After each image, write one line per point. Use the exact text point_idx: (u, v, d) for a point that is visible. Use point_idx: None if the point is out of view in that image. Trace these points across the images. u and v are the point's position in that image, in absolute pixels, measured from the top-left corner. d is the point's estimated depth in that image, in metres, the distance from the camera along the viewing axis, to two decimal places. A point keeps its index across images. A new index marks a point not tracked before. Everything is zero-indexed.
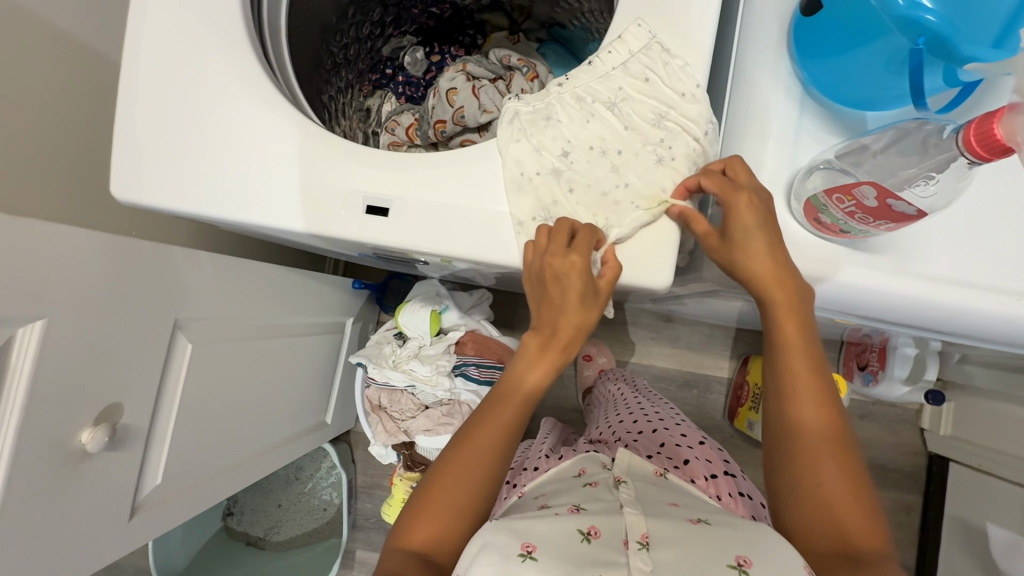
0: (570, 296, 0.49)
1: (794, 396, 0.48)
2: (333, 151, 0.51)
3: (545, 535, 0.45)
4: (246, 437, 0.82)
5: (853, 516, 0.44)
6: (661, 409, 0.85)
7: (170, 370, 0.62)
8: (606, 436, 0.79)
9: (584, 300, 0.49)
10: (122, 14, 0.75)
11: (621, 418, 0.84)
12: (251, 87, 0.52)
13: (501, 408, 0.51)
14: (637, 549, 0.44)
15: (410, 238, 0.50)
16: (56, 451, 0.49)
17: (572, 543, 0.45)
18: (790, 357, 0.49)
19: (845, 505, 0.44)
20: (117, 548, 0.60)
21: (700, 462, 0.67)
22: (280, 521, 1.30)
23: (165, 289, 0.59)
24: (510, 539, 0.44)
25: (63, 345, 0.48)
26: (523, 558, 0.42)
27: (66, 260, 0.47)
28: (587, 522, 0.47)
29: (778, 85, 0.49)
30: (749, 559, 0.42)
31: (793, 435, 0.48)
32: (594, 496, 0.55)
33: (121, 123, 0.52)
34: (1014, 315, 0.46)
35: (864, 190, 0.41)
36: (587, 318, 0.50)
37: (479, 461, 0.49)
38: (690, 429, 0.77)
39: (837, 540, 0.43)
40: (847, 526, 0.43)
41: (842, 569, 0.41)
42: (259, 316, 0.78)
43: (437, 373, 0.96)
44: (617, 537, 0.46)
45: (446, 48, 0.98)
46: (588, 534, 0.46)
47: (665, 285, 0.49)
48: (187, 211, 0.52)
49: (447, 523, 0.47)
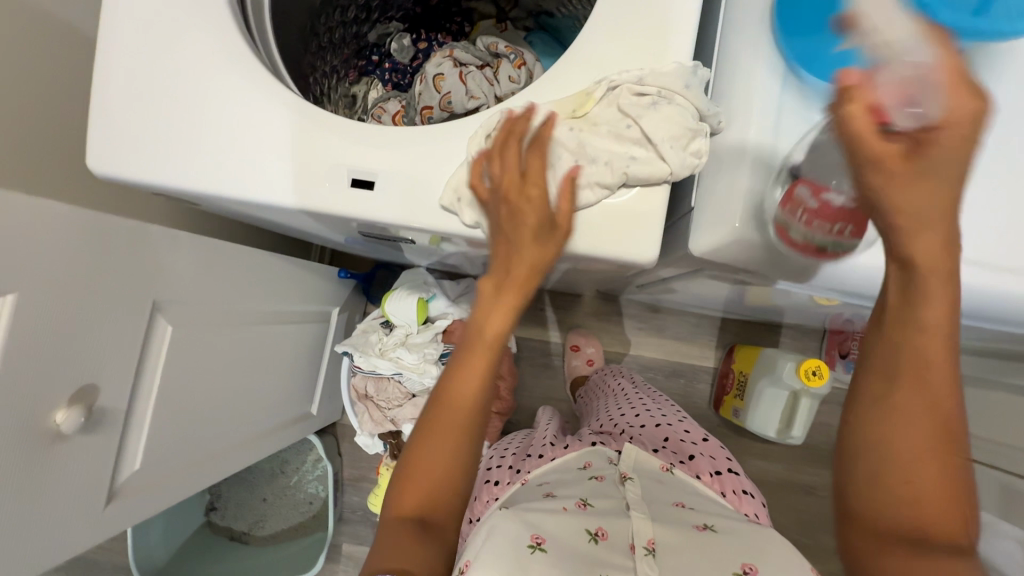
0: (528, 225, 0.45)
1: (898, 375, 0.40)
2: (317, 125, 0.50)
3: (557, 532, 0.52)
4: (228, 425, 0.81)
5: (935, 514, 0.39)
6: (663, 406, 0.86)
7: (149, 352, 0.61)
8: (610, 428, 0.80)
9: (540, 232, 0.45)
10: None
11: (622, 412, 0.85)
12: (234, 60, 0.51)
13: (475, 357, 0.48)
14: (644, 554, 0.50)
15: (396, 211, 0.49)
16: (28, 431, 0.48)
17: (581, 543, 0.51)
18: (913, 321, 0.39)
19: (940, 506, 0.39)
20: (94, 535, 0.58)
21: (705, 458, 0.70)
22: (264, 515, 1.28)
23: (146, 269, 0.58)
24: (522, 532, 0.51)
25: (35, 322, 0.47)
26: (534, 550, 0.49)
27: (37, 234, 0.46)
28: (595, 524, 0.54)
29: (763, 61, 0.49)
30: (754, 567, 0.48)
31: (894, 398, 0.40)
32: (602, 491, 0.60)
33: (97, 91, 0.51)
34: (995, 288, 0.46)
35: (800, 191, 0.43)
36: (535, 267, 0.46)
37: (461, 430, 0.47)
38: (692, 426, 0.79)
39: (915, 528, 0.39)
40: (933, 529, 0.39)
41: (903, 554, 0.39)
42: (241, 300, 0.77)
43: (425, 360, 0.95)
44: (624, 540, 0.53)
45: (433, 36, 0.97)
46: (596, 535, 0.53)
47: (654, 257, 0.47)
48: (169, 184, 0.51)
49: (427, 493, 0.47)
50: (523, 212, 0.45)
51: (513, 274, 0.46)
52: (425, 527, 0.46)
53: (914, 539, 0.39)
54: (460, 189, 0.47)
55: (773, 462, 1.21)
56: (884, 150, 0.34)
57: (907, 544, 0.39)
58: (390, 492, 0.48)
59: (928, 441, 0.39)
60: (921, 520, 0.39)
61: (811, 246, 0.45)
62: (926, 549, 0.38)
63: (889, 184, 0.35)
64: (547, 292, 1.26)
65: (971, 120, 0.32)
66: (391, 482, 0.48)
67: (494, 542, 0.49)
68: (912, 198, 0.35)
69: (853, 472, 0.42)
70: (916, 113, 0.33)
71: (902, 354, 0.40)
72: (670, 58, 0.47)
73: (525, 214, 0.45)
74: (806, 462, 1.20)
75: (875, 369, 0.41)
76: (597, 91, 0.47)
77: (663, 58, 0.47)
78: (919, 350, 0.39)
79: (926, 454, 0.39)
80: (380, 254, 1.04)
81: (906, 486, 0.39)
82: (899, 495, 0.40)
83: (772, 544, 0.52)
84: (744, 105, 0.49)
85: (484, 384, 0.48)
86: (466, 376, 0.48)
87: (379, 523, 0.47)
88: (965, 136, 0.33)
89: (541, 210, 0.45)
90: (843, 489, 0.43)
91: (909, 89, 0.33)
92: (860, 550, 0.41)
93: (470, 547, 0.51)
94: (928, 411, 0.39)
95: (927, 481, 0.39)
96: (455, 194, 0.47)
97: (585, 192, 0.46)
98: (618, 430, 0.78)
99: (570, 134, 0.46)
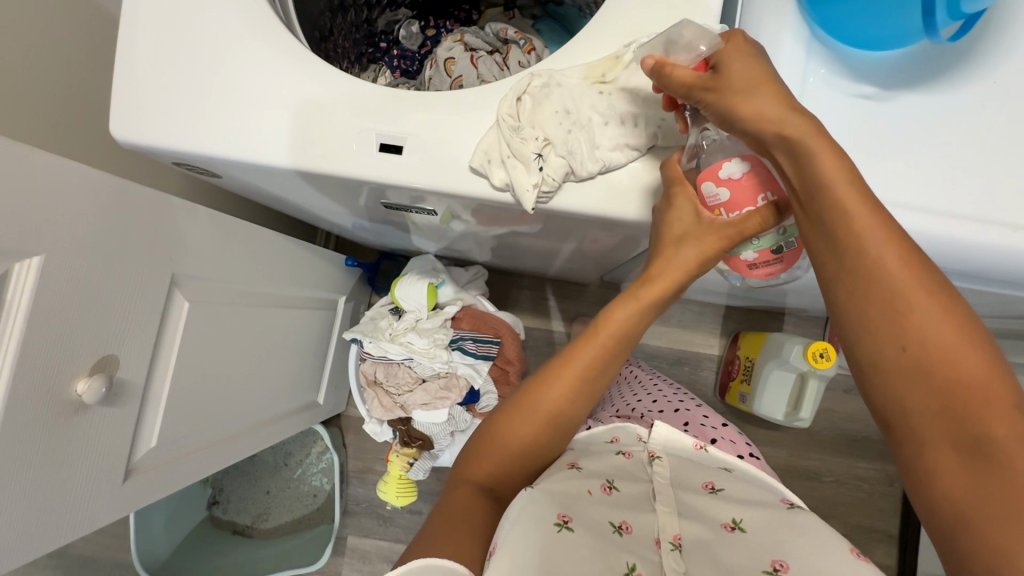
0: (683, 218, 0.47)
1: (854, 280, 0.41)
2: (341, 92, 0.50)
3: (583, 514, 0.49)
4: (241, 408, 0.80)
5: (976, 399, 0.37)
6: (678, 392, 0.88)
7: (167, 327, 0.60)
8: (628, 412, 0.81)
9: (698, 222, 0.47)
10: None
11: (639, 397, 0.86)
12: (259, 30, 0.52)
13: (590, 346, 0.58)
14: (670, 550, 0.49)
15: (423, 176, 0.50)
16: (51, 399, 0.47)
17: (606, 533, 0.49)
18: (843, 216, 0.41)
19: (973, 390, 0.37)
20: (110, 512, 0.58)
21: (727, 443, 0.73)
22: (268, 509, 1.26)
23: (165, 241, 0.58)
24: (548, 510, 0.48)
25: (60, 288, 0.46)
26: (560, 529, 0.46)
27: (63, 199, 0.46)
28: (619, 516, 0.51)
29: (784, 26, 0.49)
30: (785, 564, 0.45)
31: (870, 305, 0.41)
32: (629, 473, 0.59)
33: (122, 58, 0.52)
34: (1015, 248, 0.46)
35: (706, 191, 0.47)
36: (692, 269, 0.50)
37: (551, 409, 0.58)
38: (711, 410, 0.82)
39: (957, 425, 0.37)
40: (976, 419, 0.37)
41: (958, 460, 0.37)
42: (254, 281, 0.76)
43: (435, 345, 0.95)
44: (649, 534, 0.51)
45: (442, 23, 0.95)
46: (620, 528, 0.50)
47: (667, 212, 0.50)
48: (193, 151, 0.52)
49: (496, 466, 0.56)
50: (674, 209, 0.47)
51: (653, 275, 0.53)
52: (487, 492, 0.54)
53: (961, 441, 0.37)
54: (492, 151, 0.48)
55: (777, 448, 1.21)
56: (694, 77, 0.44)
57: (956, 449, 0.37)
58: (464, 459, 0.58)
59: (939, 335, 0.38)
60: (964, 420, 0.37)
61: (762, 249, 0.47)
62: (983, 455, 0.36)
63: (724, 96, 0.43)
64: (552, 281, 1.27)
65: (744, 55, 0.43)
66: (469, 450, 0.58)
67: (519, 518, 0.47)
68: (755, 107, 0.42)
69: (879, 393, 0.41)
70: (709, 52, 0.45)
71: (848, 255, 0.41)
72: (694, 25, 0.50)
73: (676, 210, 0.47)
74: (809, 447, 1.21)
75: (840, 282, 0.42)
76: (626, 56, 0.50)
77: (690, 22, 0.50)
78: (864, 249, 0.40)
79: (938, 349, 0.38)
80: (388, 241, 1.04)
81: (934, 389, 0.38)
82: (928, 399, 0.38)
83: (808, 528, 0.48)
84: None
85: (585, 380, 0.58)
86: (577, 364, 0.58)
87: (448, 480, 0.56)
88: (750, 66, 0.43)
89: (691, 211, 0.47)
90: (880, 412, 0.42)
91: (692, 42, 0.45)
92: (914, 471, 0.39)
93: (500, 522, 0.48)
94: (908, 304, 0.39)
95: (954, 374, 0.38)
96: (487, 154, 0.48)
97: (616, 153, 0.48)
98: (637, 413, 0.80)
99: (602, 98, 0.49)
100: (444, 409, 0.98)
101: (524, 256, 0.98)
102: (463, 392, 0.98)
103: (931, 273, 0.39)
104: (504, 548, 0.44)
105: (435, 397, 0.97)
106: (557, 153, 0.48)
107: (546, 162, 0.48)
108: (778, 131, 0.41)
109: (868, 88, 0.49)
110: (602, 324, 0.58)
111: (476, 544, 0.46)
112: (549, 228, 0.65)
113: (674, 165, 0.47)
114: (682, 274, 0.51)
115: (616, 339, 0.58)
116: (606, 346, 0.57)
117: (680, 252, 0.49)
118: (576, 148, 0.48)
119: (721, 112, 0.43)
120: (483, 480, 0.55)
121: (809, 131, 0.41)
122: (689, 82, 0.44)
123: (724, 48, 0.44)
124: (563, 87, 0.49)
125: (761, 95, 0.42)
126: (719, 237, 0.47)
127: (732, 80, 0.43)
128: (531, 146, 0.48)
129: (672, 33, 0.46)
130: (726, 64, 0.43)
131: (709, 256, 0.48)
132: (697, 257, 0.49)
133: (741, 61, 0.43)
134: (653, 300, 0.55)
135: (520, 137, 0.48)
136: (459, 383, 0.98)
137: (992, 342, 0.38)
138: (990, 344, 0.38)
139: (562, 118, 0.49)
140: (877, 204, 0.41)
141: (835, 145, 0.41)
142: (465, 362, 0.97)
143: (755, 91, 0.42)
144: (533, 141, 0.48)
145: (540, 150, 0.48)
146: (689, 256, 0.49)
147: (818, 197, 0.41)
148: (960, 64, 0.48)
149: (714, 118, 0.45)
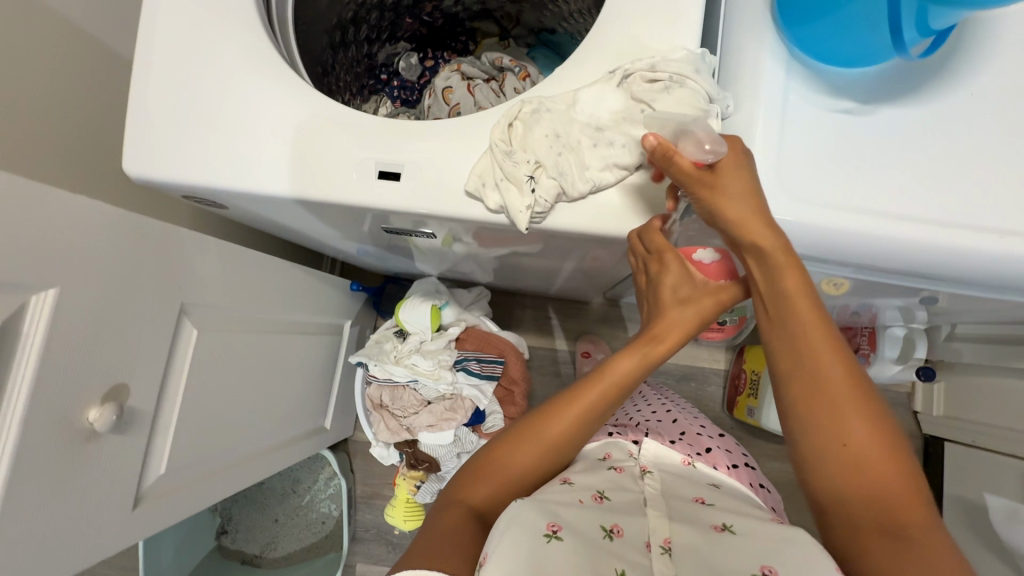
0: (671, 280, 0.51)
1: (804, 385, 0.46)
2: (336, 126, 0.53)
3: (574, 522, 0.49)
4: (249, 434, 0.81)
5: (898, 487, 0.43)
6: (678, 406, 0.87)
7: (176, 353, 0.62)
8: (624, 420, 0.82)
9: (684, 286, 0.51)
10: (110, 20, 0.76)
11: (639, 408, 0.86)
12: (261, 66, 0.55)
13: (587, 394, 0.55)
14: (660, 552, 0.48)
15: (419, 201, 0.52)
16: (63, 428, 0.48)
17: (596, 537, 0.48)
18: (803, 327, 0.45)
19: (897, 478, 0.43)
20: (119, 540, 0.58)
21: (721, 451, 0.72)
22: (276, 537, 1.26)
23: (173, 270, 0.60)
24: (537, 518, 0.47)
25: (73, 318, 0.48)
26: (549, 538, 0.45)
27: (73, 236, 0.47)
28: (610, 521, 0.51)
29: (763, 46, 0.52)
30: (774, 569, 0.45)
31: (819, 412, 0.45)
32: (621, 485, 0.59)
33: (134, 97, 0.55)
34: (1001, 252, 0.47)
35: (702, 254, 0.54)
36: (694, 329, 0.52)
37: (545, 454, 0.56)
38: (707, 421, 0.82)
39: (876, 510, 0.43)
40: (895, 512, 0.42)
41: (877, 534, 0.42)
42: (259, 308, 0.78)
43: (439, 367, 0.95)
44: (641, 536, 0.51)
45: (439, 54, 0.98)
46: (611, 532, 0.50)
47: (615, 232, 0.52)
48: (197, 184, 0.54)
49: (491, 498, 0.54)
50: (666, 268, 0.51)
51: (661, 336, 0.52)
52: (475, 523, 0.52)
53: (884, 524, 0.42)
54: (486, 176, 0.51)
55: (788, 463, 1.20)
56: (694, 170, 0.46)
57: (879, 525, 0.42)
58: (460, 482, 0.55)
59: (871, 443, 0.43)
60: (890, 510, 0.42)
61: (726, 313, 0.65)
62: (899, 535, 0.41)
63: (716, 197, 0.46)
64: (554, 300, 1.28)
65: (740, 162, 0.46)
66: (463, 474, 0.56)
67: (508, 530, 0.46)
68: (737, 212, 0.45)
69: (818, 483, 0.45)
70: (713, 153, 0.46)
71: (806, 363, 0.45)
72: (678, 46, 0.52)
73: (667, 269, 0.51)
74: None
75: (793, 386, 0.46)
76: (612, 80, 0.52)
77: (673, 45, 0.53)
78: (819, 364, 0.45)
79: (871, 455, 0.43)
80: (392, 265, 1.05)
81: (866, 486, 0.43)
82: (863, 495, 0.43)
83: (799, 541, 0.47)
84: (749, 85, 0.51)
85: (581, 431, 0.56)
86: (570, 413, 0.55)
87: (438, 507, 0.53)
88: (744, 176, 0.46)
89: (682, 266, 0.51)
90: (817, 502, 0.46)
91: (700, 138, 0.46)
92: (848, 549, 0.44)
93: (489, 535, 0.47)
94: (849, 415, 0.44)
95: (881, 480, 0.43)
96: (480, 178, 0.51)
97: (605, 174, 0.50)
98: (635, 421, 0.80)
99: (589, 122, 0.51)
100: (450, 430, 0.98)
101: (525, 276, 0.99)
102: (468, 413, 0.99)
103: (868, 389, 0.45)
104: (494, 557, 0.43)
105: (440, 418, 0.98)
106: (549, 174, 0.50)
107: (538, 184, 0.50)
108: (754, 242, 0.45)
109: (847, 103, 0.50)
110: (606, 372, 0.55)
111: (462, 560, 0.45)
112: (548, 249, 0.67)
113: (657, 234, 0.49)
114: (682, 334, 0.52)
115: (620, 389, 0.55)
116: (603, 397, 0.55)
117: (681, 314, 0.51)
118: (566, 171, 0.50)
119: (710, 210, 0.46)
120: (478, 504, 0.53)
121: (787, 264, 0.45)
122: (690, 173, 0.46)
123: (727, 157, 0.46)
124: (551, 112, 0.51)
125: (747, 206, 0.45)
126: (714, 297, 0.51)
127: (726, 183, 0.46)
128: (523, 168, 0.50)
129: (686, 125, 0.47)
130: (724, 167, 0.46)
131: (707, 319, 0.51)
132: (695, 318, 0.51)
133: (737, 169, 0.46)
134: (658, 358, 0.53)
135: (512, 161, 0.50)
136: (464, 405, 0.98)
137: (911, 458, 0.44)
138: (908, 457, 0.44)
139: (554, 143, 0.51)
140: (830, 325, 0.46)
141: (801, 270, 0.45)
142: (469, 383, 0.97)
143: (743, 198, 0.45)
144: (523, 166, 0.50)
145: (532, 172, 0.50)
146: (689, 318, 0.51)
147: (783, 307, 0.46)
148: (939, 75, 0.50)
149: (700, 211, 0.48)
